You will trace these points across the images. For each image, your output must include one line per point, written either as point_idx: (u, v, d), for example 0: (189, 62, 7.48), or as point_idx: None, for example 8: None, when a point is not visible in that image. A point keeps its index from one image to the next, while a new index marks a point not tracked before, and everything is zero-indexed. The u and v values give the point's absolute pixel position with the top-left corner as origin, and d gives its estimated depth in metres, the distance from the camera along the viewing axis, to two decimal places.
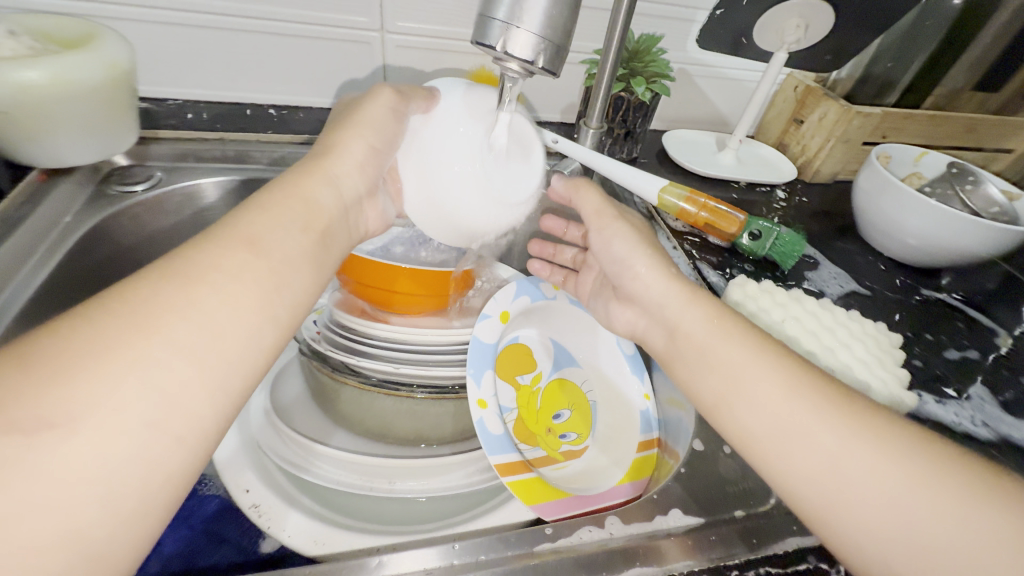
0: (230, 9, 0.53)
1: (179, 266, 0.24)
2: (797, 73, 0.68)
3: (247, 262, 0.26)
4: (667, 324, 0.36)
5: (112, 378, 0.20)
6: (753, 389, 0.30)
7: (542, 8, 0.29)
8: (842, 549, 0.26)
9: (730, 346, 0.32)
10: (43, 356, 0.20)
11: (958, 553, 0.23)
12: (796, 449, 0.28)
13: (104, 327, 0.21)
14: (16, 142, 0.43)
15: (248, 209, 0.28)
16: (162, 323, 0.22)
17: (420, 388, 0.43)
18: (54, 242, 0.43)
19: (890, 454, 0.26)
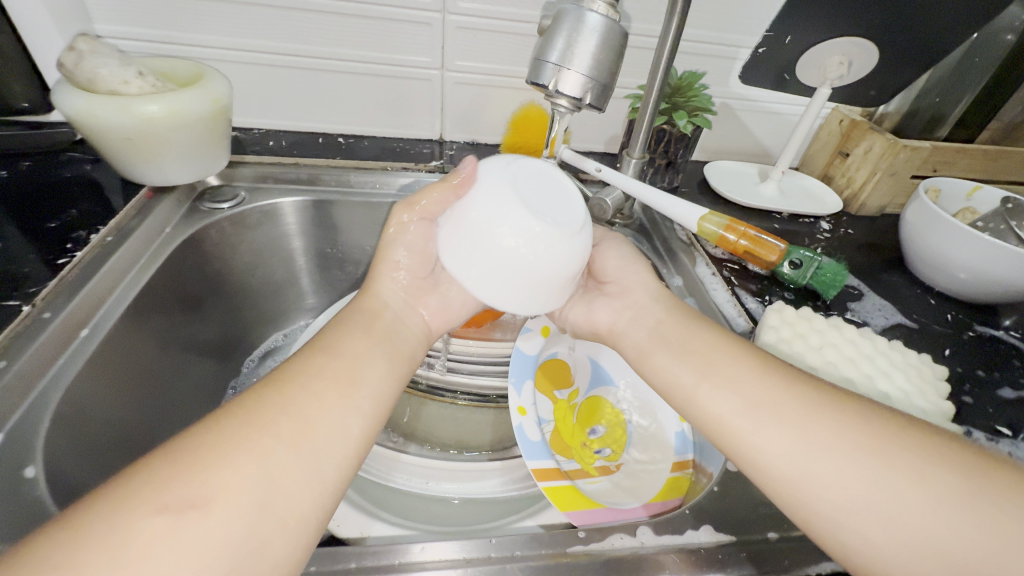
0: (313, 52, 0.60)
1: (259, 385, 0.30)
2: (842, 107, 0.69)
3: (336, 367, 0.32)
4: (654, 316, 0.41)
5: (201, 473, 0.25)
6: (725, 377, 0.34)
7: (590, 52, 0.32)
8: (812, 520, 0.29)
9: (698, 335, 0.38)
10: (195, 454, 0.26)
11: (908, 510, 0.27)
12: (764, 428, 0.32)
13: (229, 426, 0.27)
14: (137, 162, 0.51)
15: (336, 326, 0.36)
16: (272, 416, 0.28)
17: (463, 395, 0.48)
18: (157, 249, 0.50)
19: (844, 427, 0.30)
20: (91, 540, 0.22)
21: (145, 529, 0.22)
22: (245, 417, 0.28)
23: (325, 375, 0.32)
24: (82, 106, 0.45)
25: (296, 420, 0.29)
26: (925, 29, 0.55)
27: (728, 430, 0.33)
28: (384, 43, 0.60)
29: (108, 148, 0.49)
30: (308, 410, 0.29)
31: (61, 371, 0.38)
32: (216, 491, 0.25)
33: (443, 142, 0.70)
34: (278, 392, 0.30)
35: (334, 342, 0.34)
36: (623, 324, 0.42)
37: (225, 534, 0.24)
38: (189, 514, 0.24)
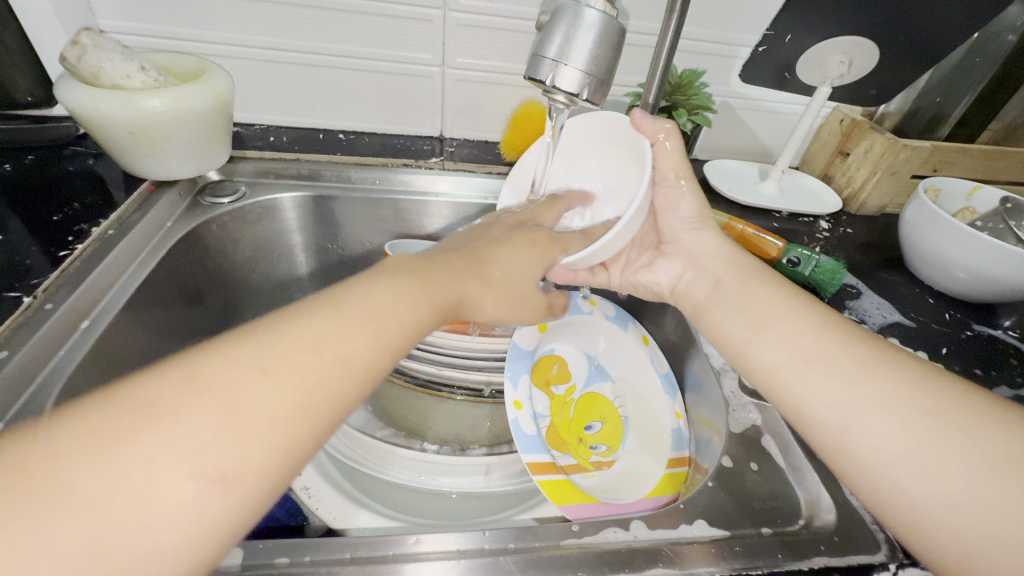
0: (314, 48, 0.60)
1: (289, 337, 0.26)
2: (842, 106, 0.69)
3: (366, 350, 0.27)
4: (714, 275, 0.41)
5: (200, 435, 0.21)
6: (783, 329, 0.35)
7: (588, 48, 0.33)
8: (853, 471, 0.30)
9: (760, 291, 0.38)
10: (201, 379, 0.23)
11: (954, 464, 0.27)
12: (816, 379, 0.32)
13: (245, 365, 0.24)
14: (139, 157, 0.51)
15: (382, 279, 0.31)
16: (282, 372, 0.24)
17: (460, 389, 0.48)
18: (158, 243, 0.50)
19: (898, 383, 0.30)
20: (76, 467, 0.20)
21: (125, 477, 0.20)
22: (266, 379, 0.24)
23: (349, 358, 0.26)
24: (86, 100, 0.46)
25: (312, 402, 0.25)
26: (925, 28, 0.55)
27: (776, 380, 0.34)
28: (384, 39, 0.60)
29: (111, 141, 0.49)
30: (327, 401, 0.25)
31: (62, 362, 0.38)
32: (211, 457, 0.21)
33: (443, 138, 0.71)
34: (304, 361, 0.25)
35: (373, 311, 0.29)
36: (681, 285, 0.44)
37: (207, 512, 0.21)
38: (173, 474, 0.20)
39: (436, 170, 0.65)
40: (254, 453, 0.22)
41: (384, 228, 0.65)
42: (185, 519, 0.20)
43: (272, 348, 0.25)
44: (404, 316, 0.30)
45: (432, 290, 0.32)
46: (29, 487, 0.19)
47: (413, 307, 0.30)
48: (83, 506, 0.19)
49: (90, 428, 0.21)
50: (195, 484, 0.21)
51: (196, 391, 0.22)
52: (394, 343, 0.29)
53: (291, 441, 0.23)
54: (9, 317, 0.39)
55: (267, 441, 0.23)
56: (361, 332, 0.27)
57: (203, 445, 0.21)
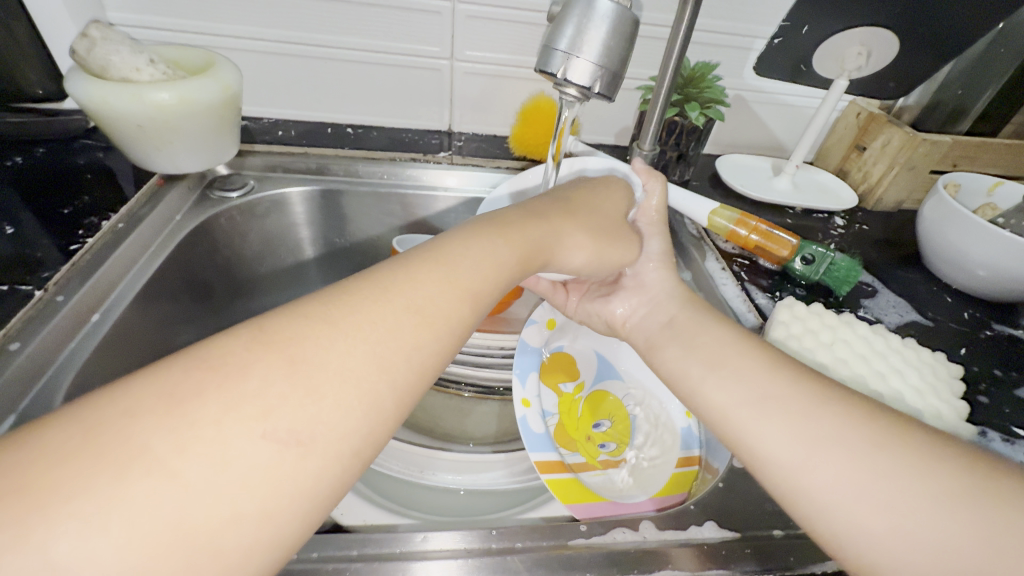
0: (322, 41, 0.60)
1: (360, 293, 0.26)
2: (859, 100, 0.67)
3: (441, 303, 0.27)
4: (668, 312, 0.40)
5: (269, 388, 0.21)
6: (735, 369, 0.34)
7: (600, 40, 0.32)
8: (815, 514, 0.28)
9: (714, 330, 0.37)
10: (277, 343, 0.23)
11: (912, 498, 0.26)
12: (770, 421, 0.31)
13: (321, 329, 0.24)
14: (148, 150, 0.51)
15: (456, 240, 0.30)
16: (360, 330, 0.24)
17: (467, 386, 0.49)
18: (166, 238, 0.50)
19: (847, 419, 0.30)
20: (151, 425, 0.19)
21: (203, 434, 0.20)
22: (335, 331, 0.24)
23: (426, 313, 0.27)
24: (95, 94, 0.46)
25: (389, 352, 0.25)
26: (949, 18, 0.53)
27: (731, 422, 0.33)
28: (392, 31, 0.60)
29: (121, 135, 0.49)
30: (405, 354, 0.25)
31: (73, 354, 0.39)
32: (281, 417, 0.21)
33: (452, 132, 0.70)
34: (380, 313, 0.25)
35: (445, 263, 0.29)
36: (636, 320, 0.42)
37: (283, 471, 0.20)
38: (246, 430, 0.20)
39: (444, 164, 0.65)
40: (332, 415, 0.22)
41: (392, 222, 0.65)
42: (267, 480, 0.20)
43: (347, 314, 0.25)
44: (474, 270, 0.29)
45: (518, 250, 0.32)
46: (106, 443, 0.19)
47: (487, 262, 0.30)
48: (169, 469, 0.19)
49: (168, 382, 0.21)
50: (269, 445, 0.20)
51: (267, 347, 0.23)
52: (470, 296, 0.28)
53: (369, 399, 0.23)
54: (19, 309, 0.39)
55: (338, 397, 0.23)
56: (430, 282, 0.28)
57: (273, 400, 0.21)
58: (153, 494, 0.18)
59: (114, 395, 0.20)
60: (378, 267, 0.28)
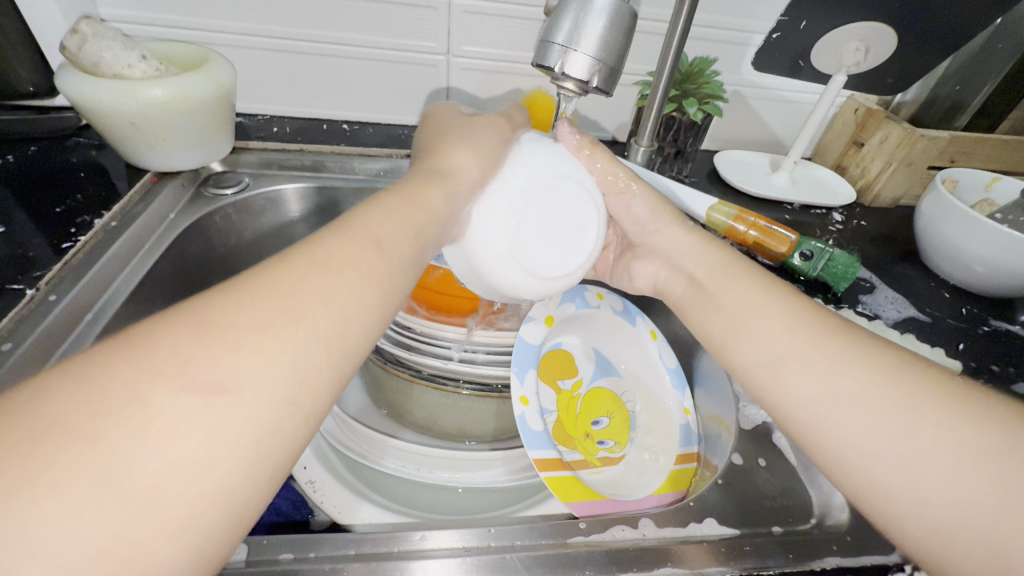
0: (317, 37, 0.59)
1: (261, 265, 0.24)
2: (857, 95, 0.67)
3: (357, 255, 0.26)
4: (687, 272, 0.40)
5: (183, 347, 0.20)
6: (756, 327, 0.34)
7: (598, 34, 0.32)
8: (831, 464, 0.29)
9: (734, 288, 0.36)
10: (186, 309, 0.21)
11: (929, 458, 0.26)
12: (791, 375, 0.31)
13: (234, 291, 0.22)
14: (141, 146, 0.50)
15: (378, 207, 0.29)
16: (281, 287, 0.23)
17: (466, 384, 0.47)
18: (160, 236, 0.50)
19: (872, 376, 0.29)
20: (59, 399, 0.18)
21: (116, 401, 0.18)
22: (250, 292, 0.22)
23: (347, 268, 0.25)
24: (87, 91, 0.45)
25: (301, 302, 0.23)
26: (947, 14, 0.53)
27: (754, 376, 0.33)
28: (388, 27, 0.59)
29: (113, 132, 0.49)
30: (326, 307, 0.24)
31: (66, 353, 0.38)
32: (201, 371, 0.20)
33: None
34: (288, 273, 0.24)
35: (357, 226, 0.27)
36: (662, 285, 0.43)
37: (213, 425, 0.19)
38: (161, 389, 0.19)
39: None
40: (258, 362, 0.21)
41: None
42: (192, 437, 0.19)
43: (244, 280, 0.23)
44: (392, 227, 0.28)
45: (436, 211, 0.30)
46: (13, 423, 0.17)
47: (410, 219, 0.29)
48: (80, 434, 0.17)
49: (72, 361, 0.19)
50: (192, 398, 0.19)
51: (179, 313, 0.21)
52: (387, 246, 0.27)
53: (296, 348, 0.22)
54: (12, 309, 0.39)
55: (265, 347, 0.21)
56: (343, 245, 0.26)
57: (191, 357, 0.20)
58: (69, 462, 0.17)
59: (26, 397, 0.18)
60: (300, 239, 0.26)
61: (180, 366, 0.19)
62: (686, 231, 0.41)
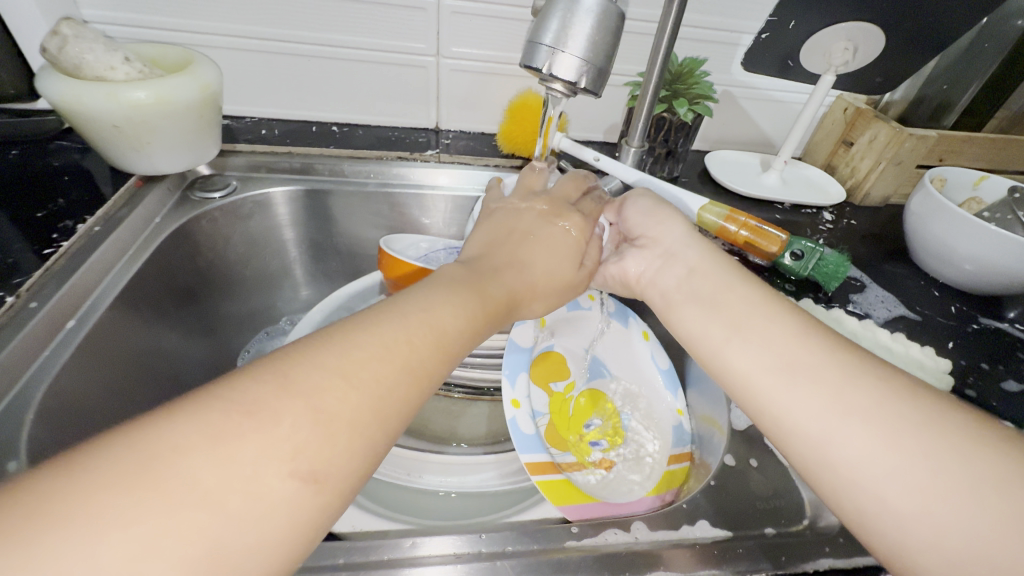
0: (305, 38, 0.59)
1: (360, 343, 0.26)
2: (846, 95, 0.67)
3: (434, 360, 0.28)
4: (687, 262, 0.40)
5: (298, 434, 0.22)
6: (765, 332, 0.34)
7: (586, 35, 0.31)
8: (839, 484, 0.28)
9: (740, 288, 0.37)
10: (300, 383, 0.23)
11: (944, 481, 0.26)
12: (802, 389, 0.31)
13: (340, 373, 0.24)
14: (126, 150, 0.50)
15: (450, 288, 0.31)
16: (374, 375, 0.25)
17: (457, 388, 0.48)
18: (146, 240, 0.49)
19: (885, 394, 0.29)
20: (195, 463, 0.20)
21: (239, 472, 0.20)
22: (348, 381, 0.24)
23: (422, 365, 0.27)
24: (67, 93, 0.44)
25: (387, 405, 0.25)
26: (934, 13, 0.53)
27: (755, 386, 0.33)
28: (377, 27, 0.59)
29: (96, 136, 0.48)
30: (403, 405, 0.26)
31: (48, 361, 0.37)
32: (306, 457, 0.22)
33: (439, 130, 0.69)
34: (381, 368, 0.25)
35: (431, 318, 0.29)
36: (651, 274, 0.42)
37: (303, 510, 0.21)
38: (277, 472, 0.21)
39: (432, 163, 0.64)
40: (342, 462, 0.23)
41: (379, 222, 0.64)
42: (288, 518, 0.21)
43: (343, 359, 0.25)
44: (459, 323, 0.30)
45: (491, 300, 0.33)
46: (155, 482, 0.19)
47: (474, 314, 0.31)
48: (203, 501, 0.19)
49: (201, 425, 0.21)
50: (294, 482, 0.21)
51: (293, 391, 0.23)
52: (452, 355, 0.29)
53: (373, 448, 0.24)
54: None
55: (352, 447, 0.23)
56: (422, 335, 0.28)
57: (301, 443, 0.22)
58: (194, 527, 0.19)
59: (155, 436, 0.20)
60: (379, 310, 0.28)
61: (284, 468, 0.21)
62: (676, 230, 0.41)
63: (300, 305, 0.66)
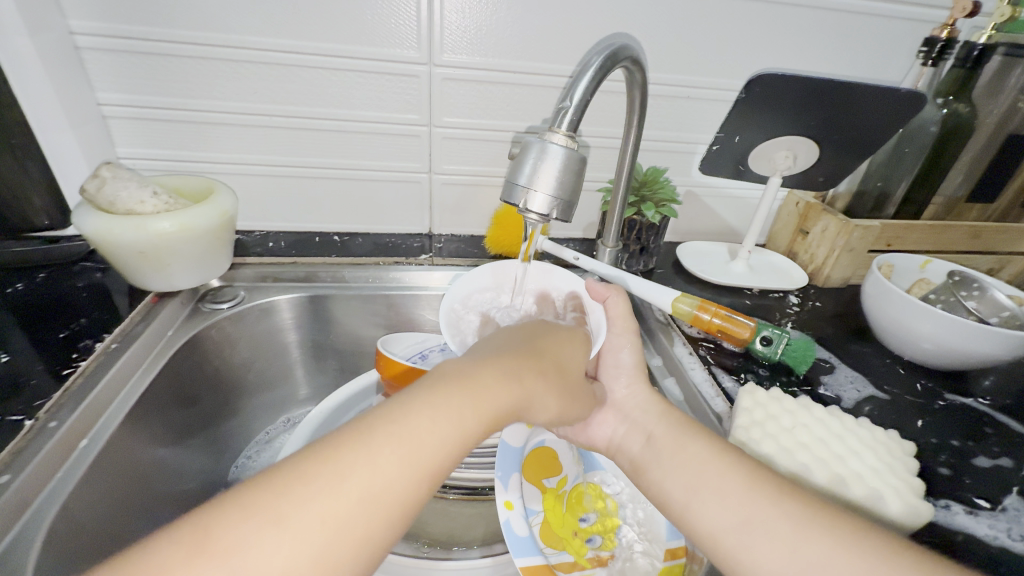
0: (312, 164, 0.66)
1: (312, 477, 0.27)
2: (796, 191, 0.75)
3: (399, 484, 0.28)
4: (646, 430, 0.43)
5: None
6: (714, 491, 0.36)
7: (553, 176, 0.37)
8: None
9: (690, 447, 0.39)
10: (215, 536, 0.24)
11: None
12: (760, 544, 0.32)
13: (265, 518, 0.25)
14: (146, 272, 0.55)
15: (424, 393, 0.31)
16: (300, 519, 0.25)
17: (453, 489, 0.48)
18: (158, 354, 0.52)
19: (831, 544, 0.30)
20: None
21: None
22: (277, 531, 0.25)
23: (379, 498, 0.27)
24: (101, 226, 0.50)
25: (336, 553, 0.25)
26: (857, 131, 0.62)
27: (722, 546, 0.34)
28: (377, 152, 0.67)
29: (121, 261, 0.53)
30: (345, 549, 0.26)
31: (59, 485, 0.39)
32: None
33: (433, 235, 0.76)
34: (319, 484, 0.27)
35: (406, 434, 0.29)
36: (618, 441, 0.45)
37: None
38: None
39: (426, 265, 0.69)
40: None
41: (377, 322, 0.68)
42: None
43: (279, 495, 0.26)
44: (441, 444, 0.30)
45: (478, 403, 0.32)
46: None
47: (454, 424, 0.30)
48: None
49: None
50: None
51: (202, 551, 0.23)
52: (431, 472, 0.29)
53: None
54: (11, 440, 0.39)
55: None
56: (395, 464, 0.28)
57: None
58: None
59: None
60: (351, 424, 0.30)
61: None
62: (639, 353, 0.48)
63: (300, 404, 0.68)
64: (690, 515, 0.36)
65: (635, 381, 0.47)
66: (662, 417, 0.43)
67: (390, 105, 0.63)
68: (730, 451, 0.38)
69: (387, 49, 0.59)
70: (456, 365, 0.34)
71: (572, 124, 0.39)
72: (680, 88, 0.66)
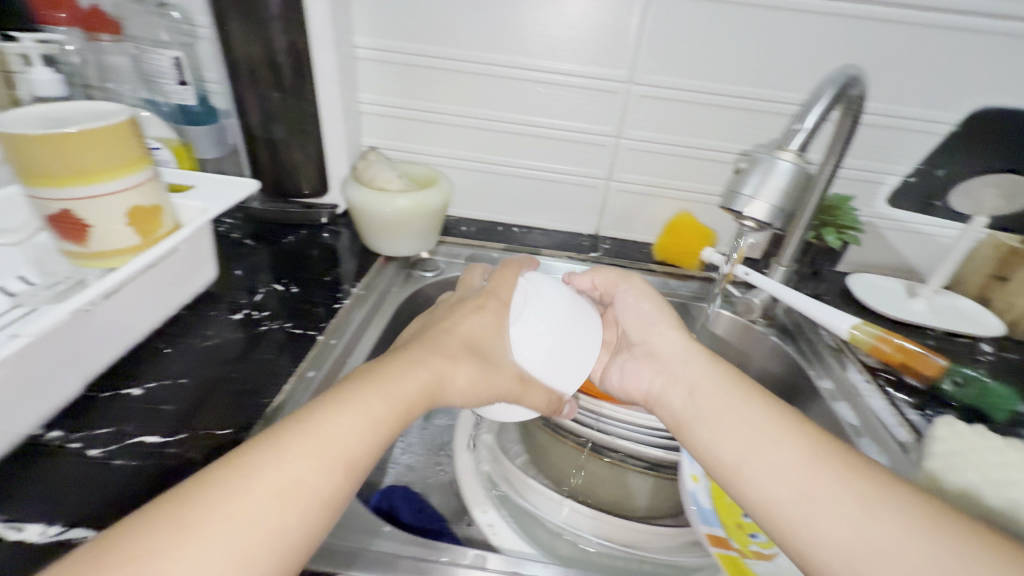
0: (510, 163, 0.77)
1: (207, 481, 0.29)
2: (998, 233, 0.69)
3: (316, 476, 0.30)
4: (689, 384, 0.46)
5: None
6: (773, 456, 0.38)
7: (779, 189, 0.42)
8: None
9: (742, 409, 0.42)
10: (118, 549, 0.25)
11: None
12: (819, 518, 0.34)
13: (170, 522, 0.26)
14: (383, 238, 0.68)
15: (336, 398, 0.34)
16: (211, 521, 0.27)
17: (625, 458, 0.55)
18: (388, 303, 0.64)
19: (902, 522, 0.32)
20: None
21: None
22: (189, 535, 0.26)
23: (295, 488, 0.29)
24: (363, 198, 0.64)
25: (257, 546, 0.27)
26: None
27: (777, 514, 0.36)
28: (565, 158, 0.75)
29: (368, 227, 0.67)
30: (267, 534, 0.28)
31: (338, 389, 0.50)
32: None
33: (598, 236, 0.82)
34: (221, 485, 0.28)
35: (320, 431, 0.32)
36: (657, 391, 0.48)
37: None
38: None
39: (596, 263, 0.76)
40: None
41: None
42: None
43: (179, 501, 0.27)
44: (352, 434, 0.32)
45: (400, 402, 0.35)
46: None
47: (361, 417, 0.33)
48: None
49: None
50: None
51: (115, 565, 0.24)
52: (346, 461, 0.31)
53: None
54: (311, 347, 0.52)
55: None
56: (306, 461, 0.30)
57: None
58: None
59: None
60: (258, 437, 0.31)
61: None
62: (679, 328, 0.49)
63: None
64: (750, 484, 0.38)
65: (669, 330, 0.49)
66: (701, 367, 0.46)
67: (586, 116, 0.71)
68: (796, 423, 0.40)
69: (593, 67, 0.68)
70: (374, 368, 0.37)
71: (800, 145, 0.43)
72: (877, 116, 0.66)
